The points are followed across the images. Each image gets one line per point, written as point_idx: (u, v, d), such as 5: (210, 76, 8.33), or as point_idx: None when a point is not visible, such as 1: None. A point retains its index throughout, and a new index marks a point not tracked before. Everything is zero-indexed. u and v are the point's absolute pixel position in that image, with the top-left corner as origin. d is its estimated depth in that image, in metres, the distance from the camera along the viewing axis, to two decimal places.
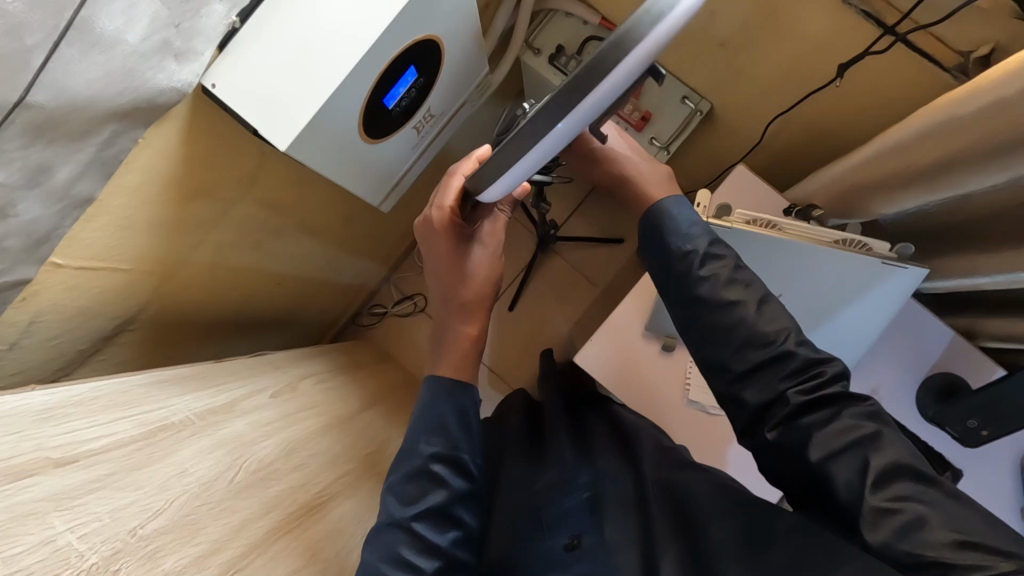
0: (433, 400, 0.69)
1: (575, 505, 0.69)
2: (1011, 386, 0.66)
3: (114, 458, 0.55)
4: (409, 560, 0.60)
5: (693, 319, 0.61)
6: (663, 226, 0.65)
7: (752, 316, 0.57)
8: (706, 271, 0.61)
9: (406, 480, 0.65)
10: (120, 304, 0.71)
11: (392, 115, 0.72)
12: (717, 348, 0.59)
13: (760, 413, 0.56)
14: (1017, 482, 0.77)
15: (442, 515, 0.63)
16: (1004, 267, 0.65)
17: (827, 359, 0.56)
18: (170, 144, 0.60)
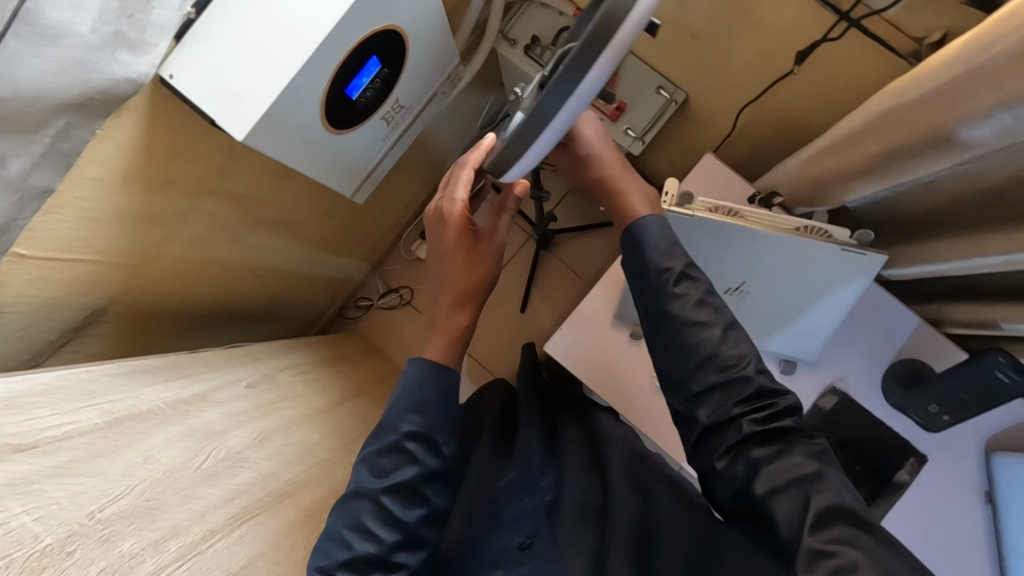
0: (416, 383, 0.68)
1: (531, 506, 0.71)
2: (971, 372, 0.67)
3: (75, 445, 0.56)
4: (374, 531, 0.61)
5: (659, 331, 0.62)
6: (646, 238, 0.65)
7: (716, 339, 0.58)
8: (674, 289, 0.61)
9: (380, 453, 0.65)
10: (89, 295, 0.72)
11: (357, 107, 0.73)
12: (679, 364, 0.60)
13: (710, 433, 0.57)
14: (982, 465, 0.78)
15: (412, 491, 0.64)
16: (965, 253, 0.65)
17: (782, 393, 0.57)
18: (130, 136, 0.61)
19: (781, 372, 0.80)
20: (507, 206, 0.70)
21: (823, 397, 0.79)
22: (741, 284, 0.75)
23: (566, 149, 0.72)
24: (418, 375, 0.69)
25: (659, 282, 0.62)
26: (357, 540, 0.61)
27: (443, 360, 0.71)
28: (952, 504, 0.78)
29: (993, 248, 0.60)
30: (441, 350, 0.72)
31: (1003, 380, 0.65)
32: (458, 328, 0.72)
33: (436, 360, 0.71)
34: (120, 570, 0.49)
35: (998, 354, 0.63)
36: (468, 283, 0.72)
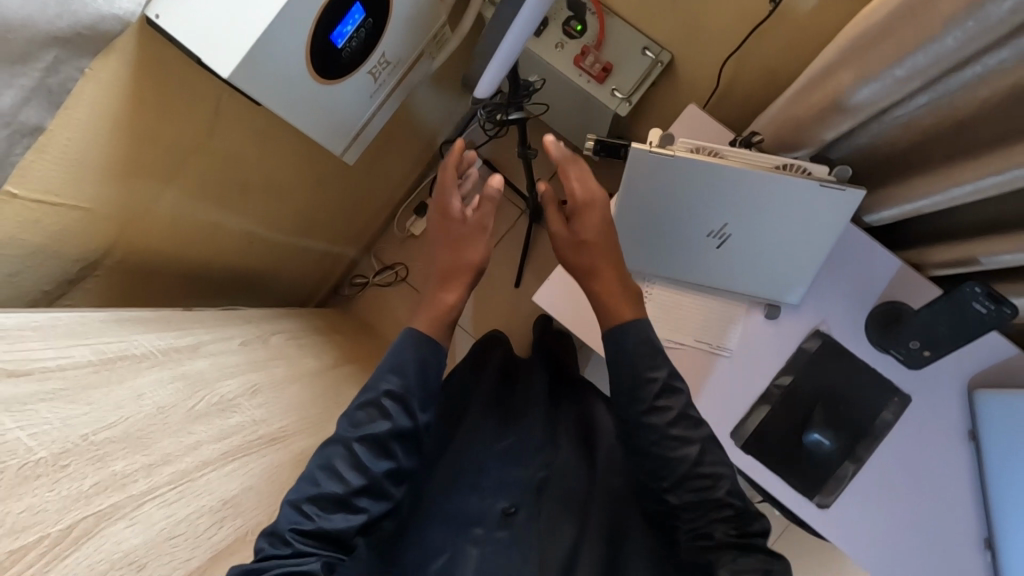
0: (398, 349, 0.71)
1: (517, 477, 0.75)
2: (950, 304, 0.69)
3: (67, 376, 0.57)
4: (341, 472, 0.63)
5: (637, 441, 0.71)
6: (625, 345, 0.72)
7: (693, 458, 0.68)
8: (657, 402, 0.70)
9: (359, 406, 0.68)
10: (81, 244, 0.73)
11: (343, 57, 0.74)
12: (655, 465, 0.69)
13: (680, 520, 0.68)
14: (963, 403, 0.79)
15: (381, 443, 0.66)
16: (947, 183, 0.65)
17: (754, 517, 0.67)
18: (117, 80, 0.62)
19: (766, 317, 0.81)
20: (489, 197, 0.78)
21: (806, 340, 0.81)
22: (724, 226, 0.76)
23: (569, 226, 0.76)
24: (409, 340, 0.72)
25: (643, 394, 0.71)
26: (326, 480, 0.63)
27: (429, 331, 0.74)
28: (937, 444, 0.79)
29: (972, 174, 0.61)
30: (428, 321, 0.75)
31: (979, 312, 0.68)
32: (445, 306, 0.76)
33: (423, 331, 0.73)
34: (112, 486, 0.50)
35: (974, 284, 0.66)
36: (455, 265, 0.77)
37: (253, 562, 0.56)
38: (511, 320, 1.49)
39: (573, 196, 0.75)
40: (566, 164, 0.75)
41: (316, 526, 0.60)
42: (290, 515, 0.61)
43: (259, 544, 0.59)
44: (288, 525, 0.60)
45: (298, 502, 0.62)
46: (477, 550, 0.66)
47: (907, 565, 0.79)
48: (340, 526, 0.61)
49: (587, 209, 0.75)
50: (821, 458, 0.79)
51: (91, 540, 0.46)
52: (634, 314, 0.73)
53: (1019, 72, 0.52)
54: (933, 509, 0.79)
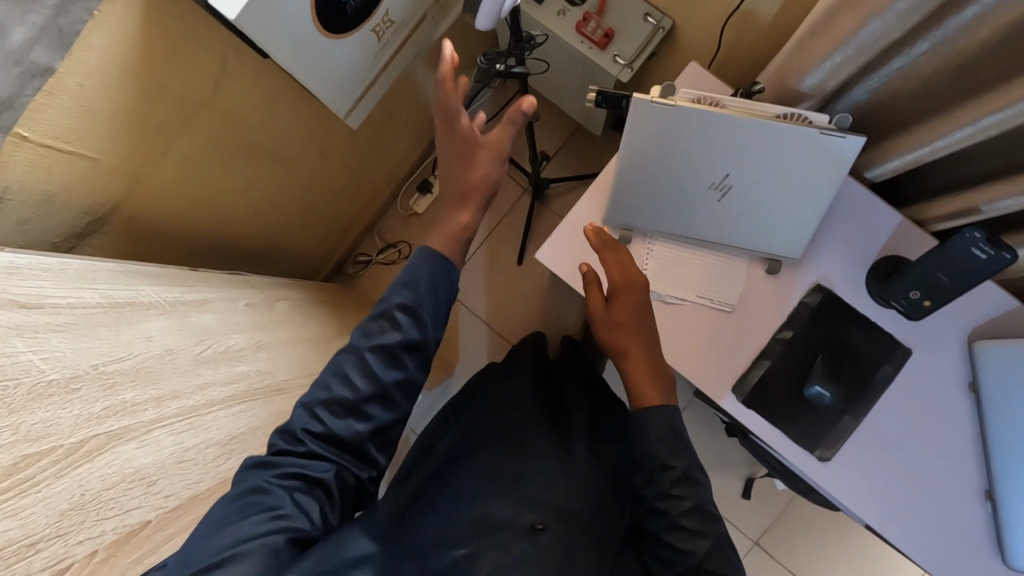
0: (411, 265, 0.72)
1: (554, 501, 0.80)
2: (948, 251, 0.70)
3: (79, 313, 0.58)
4: (352, 377, 0.65)
5: (651, 523, 0.79)
6: (648, 434, 0.79)
7: (700, 554, 0.75)
8: (672, 489, 0.78)
9: (370, 318, 0.68)
10: (92, 196, 0.74)
11: (347, 11, 0.74)
12: (666, 547, 0.78)
13: None
14: (964, 354, 0.80)
15: (392, 354, 0.67)
16: (954, 127, 0.65)
17: None
18: (128, 29, 0.63)
19: (767, 272, 0.82)
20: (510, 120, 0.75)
21: (808, 294, 0.81)
22: (725, 178, 0.77)
23: (607, 306, 0.79)
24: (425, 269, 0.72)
25: (659, 478, 0.79)
26: (338, 385, 0.65)
27: (445, 251, 0.76)
28: (936, 397, 0.80)
29: (977, 113, 0.62)
30: (442, 243, 0.77)
31: (978, 257, 0.68)
32: (462, 227, 0.77)
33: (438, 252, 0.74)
34: (123, 411, 0.51)
35: (974, 230, 0.67)
36: (474, 186, 0.77)
37: (268, 455, 0.61)
38: (514, 296, 1.49)
39: (612, 279, 0.78)
40: (606, 249, 0.79)
41: (327, 429, 0.63)
42: (302, 416, 0.64)
43: (274, 439, 0.63)
44: (301, 425, 0.63)
45: (311, 407, 0.64)
46: (496, 554, 0.72)
47: (911, 520, 0.79)
48: (351, 432, 0.64)
49: (624, 292, 0.78)
50: (821, 410, 0.80)
51: (104, 455, 0.47)
52: (659, 400, 0.79)
53: (1020, 6, 0.53)
54: (935, 461, 0.80)
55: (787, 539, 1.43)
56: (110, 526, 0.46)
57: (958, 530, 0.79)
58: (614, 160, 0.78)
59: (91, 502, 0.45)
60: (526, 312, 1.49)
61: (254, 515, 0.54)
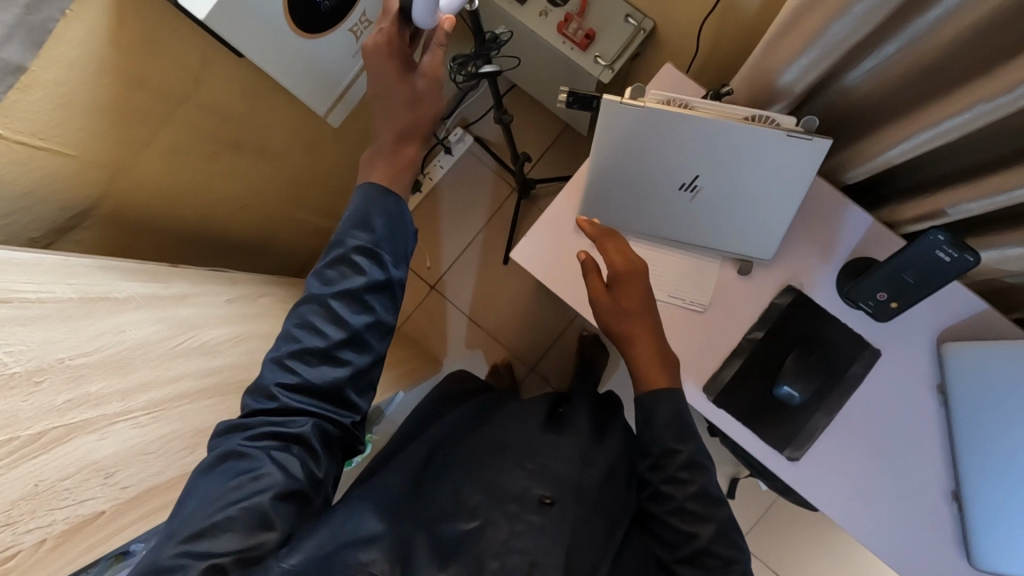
0: (364, 204, 0.68)
1: (563, 475, 0.75)
2: (913, 253, 0.70)
3: (49, 308, 0.56)
4: (320, 327, 0.64)
5: (652, 508, 0.74)
6: (654, 421, 0.73)
7: (704, 539, 0.69)
8: (677, 472, 0.72)
9: (329, 265, 0.66)
10: (71, 189, 0.74)
11: (322, 10, 0.76)
12: (667, 533, 0.72)
13: None
14: (933, 356, 0.81)
15: (357, 297, 0.65)
16: (920, 129, 0.66)
17: None
18: (100, 22, 0.63)
19: (739, 272, 0.83)
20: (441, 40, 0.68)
21: (779, 295, 0.82)
22: (695, 179, 0.77)
23: (609, 292, 0.74)
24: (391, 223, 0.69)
25: (665, 461, 0.73)
26: (304, 336, 0.63)
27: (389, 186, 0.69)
28: (906, 397, 0.81)
29: (944, 115, 0.62)
30: (387, 177, 0.70)
31: (942, 260, 0.69)
32: (405, 161, 0.71)
33: (386, 188, 0.69)
34: (86, 404, 0.52)
35: (938, 232, 0.67)
36: (416, 117, 0.70)
37: (243, 416, 0.61)
38: (502, 294, 1.50)
39: (612, 266, 0.74)
40: (601, 237, 0.75)
41: (300, 379, 0.62)
42: (274, 372, 0.62)
43: (247, 399, 0.63)
44: (273, 381, 0.62)
45: (280, 359, 0.63)
46: (508, 525, 0.67)
47: (882, 518, 0.80)
48: (324, 379, 0.63)
49: (627, 278, 0.73)
50: (791, 409, 0.80)
51: (61, 447, 0.48)
52: (666, 382, 0.74)
53: (981, 8, 0.53)
54: (905, 461, 0.80)
55: (773, 539, 1.43)
56: (61, 515, 0.46)
57: (928, 529, 0.80)
58: (587, 161, 0.79)
59: (45, 491, 0.45)
60: (514, 310, 1.49)
61: (229, 481, 0.54)
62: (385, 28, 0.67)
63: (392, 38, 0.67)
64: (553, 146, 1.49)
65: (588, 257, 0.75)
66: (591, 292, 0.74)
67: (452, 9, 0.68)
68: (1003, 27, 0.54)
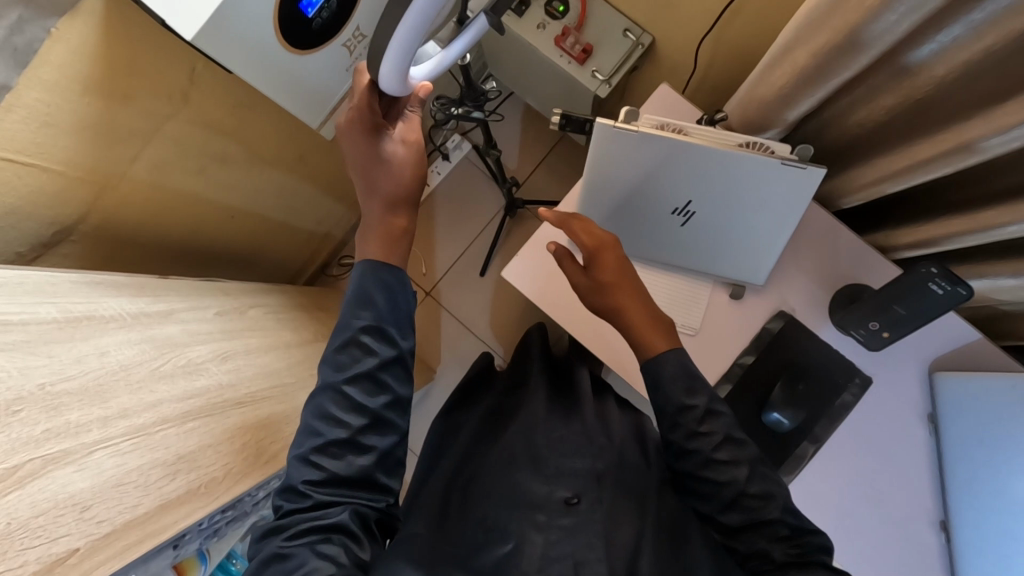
0: (360, 283, 0.66)
1: (583, 468, 0.71)
2: (905, 286, 0.70)
3: (31, 329, 0.56)
4: (337, 416, 0.61)
5: (680, 466, 0.67)
6: (663, 383, 0.67)
7: (743, 479, 0.63)
8: (697, 427, 0.65)
9: (338, 349, 0.64)
10: (55, 208, 0.74)
11: (314, 28, 0.75)
12: (704, 495, 0.66)
13: (738, 530, 0.64)
14: (924, 387, 0.80)
15: (372, 378, 0.63)
16: (915, 162, 0.65)
17: (812, 528, 0.62)
18: (86, 41, 0.62)
19: (730, 297, 0.82)
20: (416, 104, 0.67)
21: (770, 320, 0.82)
22: (689, 204, 0.76)
23: (587, 272, 0.70)
24: (377, 287, 0.66)
25: (682, 420, 0.66)
26: (327, 428, 0.61)
27: (390, 260, 0.68)
28: (896, 425, 0.80)
29: (938, 150, 0.61)
30: (386, 250, 0.68)
31: (935, 293, 0.68)
32: (400, 230, 0.69)
33: (382, 261, 0.68)
34: (64, 433, 0.52)
35: (929, 265, 0.67)
36: (406, 185, 0.68)
37: (277, 520, 0.58)
38: (497, 303, 1.49)
39: (583, 247, 0.69)
40: (567, 222, 0.70)
41: (328, 473, 0.59)
42: (297, 469, 0.59)
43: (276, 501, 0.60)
44: (299, 478, 0.59)
45: (303, 456, 0.60)
46: (541, 537, 0.62)
47: (868, 547, 0.79)
48: (352, 468, 0.60)
49: (600, 253, 0.69)
50: (780, 436, 0.79)
51: (36, 480, 0.48)
52: (667, 344, 0.68)
53: (972, 46, 0.52)
54: (898, 489, 0.80)
55: None
56: (34, 555, 0.46)
57: (914, 560, 0.79)
58: (579, 181, 0.78)
59: (17, 529, 0.45)
60: (509, 318, 1.48)
61: None
62: (359, 102, 0.63)
63: (369, 110, 0.64)
64: (549, 154, 1.48)
65: (558, 246, 0.71)
66: (569, 277, 0.71)
67: (446, 64, 0.63)
68: (995, 68, 0.53)
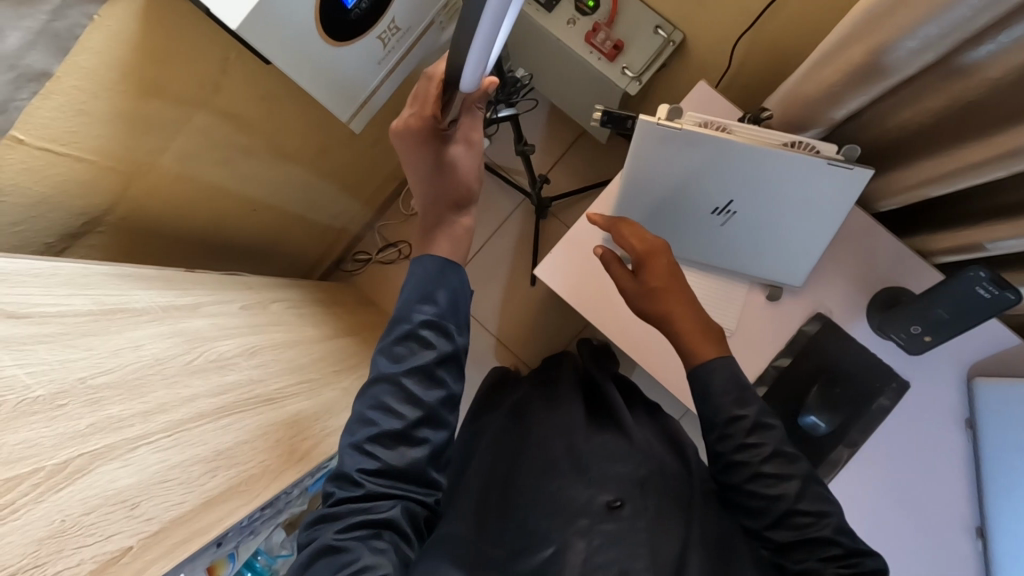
0: (425, 277, 0.65)
1: (624, 473, 0.68)
2: (950, 290, 0.69)
3: (67, 321, 0.55)
4: (393, 408, 0.59)
5: (727, 479, 0.66)
6: (710, 394, 0.66)
7: (795, 495, 0.62)
8: (746, 440, 0.64)
9: (396, 342, 0.63)
10: (85, 197, 0.73)
11: (352, 19, 0.73)
12: (755, 513, 0.64)
13: (787, 548, 0.62)
14: (962, 391, 0.79)
15: (429, 373, 0.62)
16: (967, 163, 0.64)
17: (866, 550, 0.61)
18: (126, 28, 0.61)
19: (767, 298, 0.82)
20: (475, 104, 0.65)
21: (807, 323, 0.81)
22: (729, 204, 0.75)
23: (636, 277, 0.69)
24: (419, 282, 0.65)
25: (730, 431, 0.65)
26: (383, 418, 0.59)
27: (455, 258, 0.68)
28: (932, 432, 0.79)
29: (993, 151, 0.60)
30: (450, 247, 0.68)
31: (982, 297, 0.67)
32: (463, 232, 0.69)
33: (449, 257, 0.68)
34: (108, 429, 0.51)
35: (978, 268, 0.65)
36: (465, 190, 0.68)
37: (327, 508, 0.56)
38: (514, 301, 1.48)
39: (633, 250, 0.69)
40: (615, 227, 0.71)
41: (383, 464, 0.58)
42: (353, 458, 0.58)
43: (327, 488, 0.59)
44: (354, 467, 0.57)
45: (358, 444, 0.58)
46: (584, 542, 0.60)
47: (900, 552, 0.79)
48: (406, 460, 0.58)
49: (650, 257, 0.68)
50: (816, 440, 0.79)
51: (85, 477, 0.47)
52: (716, 351, 0.67)
53: None
54: (934, 496, 0.79)
55: None
56: (89, 554, 0.45)
57: (945, 562, 0.78)
58: (618, 179, 0.77)
59: (70, 527, 0.44)
60: (527, 316, 1.47)
61: None
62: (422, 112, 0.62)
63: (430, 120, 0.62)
64: (569, 152, 1.47)
65: (606, 251, 0.71)
66: (617, 282, 0.70)
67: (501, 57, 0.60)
68: None
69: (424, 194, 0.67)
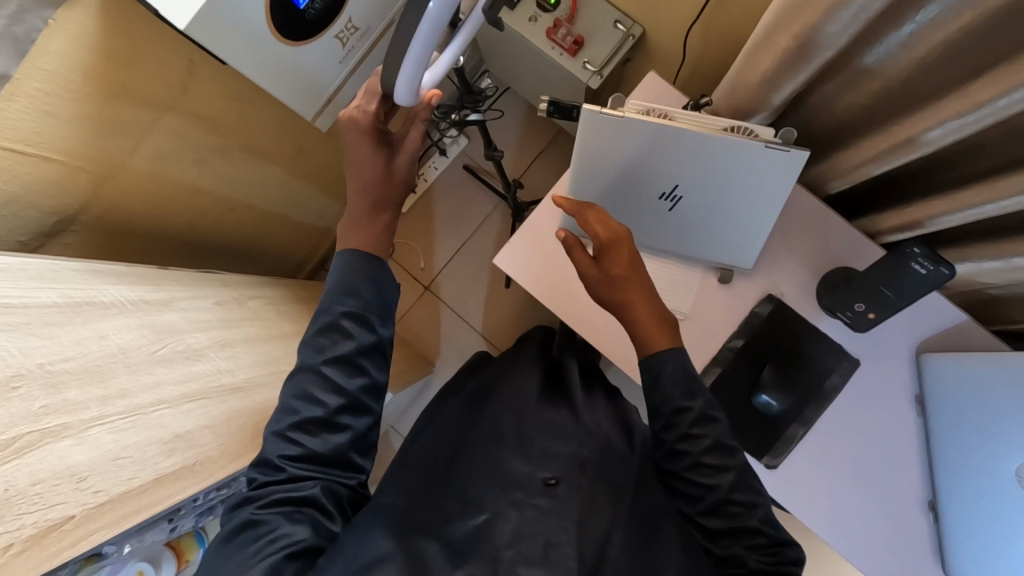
0: (355, 273, 0.67)
1: (563, 452, 0.74)
2: (893, 266, 0.75)
3: (32, 312, 0.57)
4: (315, 397, 0.62)
5: (668, 466, 0.69)
6: (659, 385, 0.68)
7: (728, 486, 0.65)
8: (690, 430, 0.67)
9: (318, 332, 0.65)
10: (55, 198, 0.76)
11: (308, 19, 0.76)
12: (689, 502, 0.68)
13: (715, 535, 0.67)
14: (912, 368, 0.81)
15: (351, 361, 0.64)
16: (895, 144, 0.66)
17: (788, 543, 0.66)
18: (84, 31, 0.64)
19: (719, 281, 0.83)
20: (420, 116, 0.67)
21: (759, 304, 0.83)
22: (675, 189, 0.77)
23: (598, 265, 0.69)
24: (368, 270, 0.68)
25: (676, 421, 0.67)
26: (303, 406, 0.61)
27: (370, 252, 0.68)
28: (886, 407, 0.81)
29: (913, 130, 0.62)
30: (366, 240, 0.68)
31: (919, 272, 0.73)
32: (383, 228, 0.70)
33: (362, 250, 0.68)
34: (62, 410, 0.54)
35: (913, 243, 0.73)
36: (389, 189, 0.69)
37: (251, 492, 0.59)
38: (495, 295, 1.50)
39: (597, 238, 0.68)
40: (582, 213, 0.70)
41: (304, 450, 0.60)
42: (275, 444, 0.60)
43: (250, 473, 0.61)
44: (276, 453, 0.60)
45: (281, 432, 0.61)
46: (517, 514, 0.65)
47: (857, 529, 0.81)
48: (327, 446, 0.61)
49: (613, 246, 0.68)
50: (769, 418, 0.80)
51: (33, 452, 0.50)
52: (671, 344, 0.68)
53: (950, 24, 0.53)
54: (885, 470, 0.81)
55: None
56: (30, 519, 0.48)
57: (903, 541, 0.80)
58: (568, 171, 0.79)
59: (14, 497, 0.47)
60: (508, 310, 1.49)
61: (251, 550, 0.53)
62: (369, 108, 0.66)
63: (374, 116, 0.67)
64: (545, 148, 1.50)
65: (569, 235, 0.70)
66: (580, 268, 0.70)
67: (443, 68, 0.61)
68: (969, 47, 0.54)
69: (354, 184, 0.69)
